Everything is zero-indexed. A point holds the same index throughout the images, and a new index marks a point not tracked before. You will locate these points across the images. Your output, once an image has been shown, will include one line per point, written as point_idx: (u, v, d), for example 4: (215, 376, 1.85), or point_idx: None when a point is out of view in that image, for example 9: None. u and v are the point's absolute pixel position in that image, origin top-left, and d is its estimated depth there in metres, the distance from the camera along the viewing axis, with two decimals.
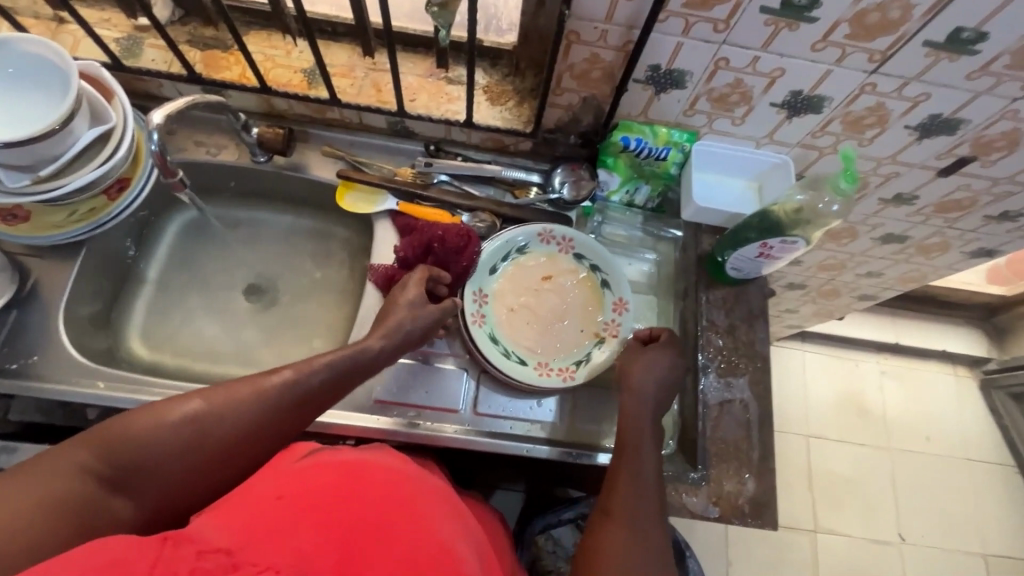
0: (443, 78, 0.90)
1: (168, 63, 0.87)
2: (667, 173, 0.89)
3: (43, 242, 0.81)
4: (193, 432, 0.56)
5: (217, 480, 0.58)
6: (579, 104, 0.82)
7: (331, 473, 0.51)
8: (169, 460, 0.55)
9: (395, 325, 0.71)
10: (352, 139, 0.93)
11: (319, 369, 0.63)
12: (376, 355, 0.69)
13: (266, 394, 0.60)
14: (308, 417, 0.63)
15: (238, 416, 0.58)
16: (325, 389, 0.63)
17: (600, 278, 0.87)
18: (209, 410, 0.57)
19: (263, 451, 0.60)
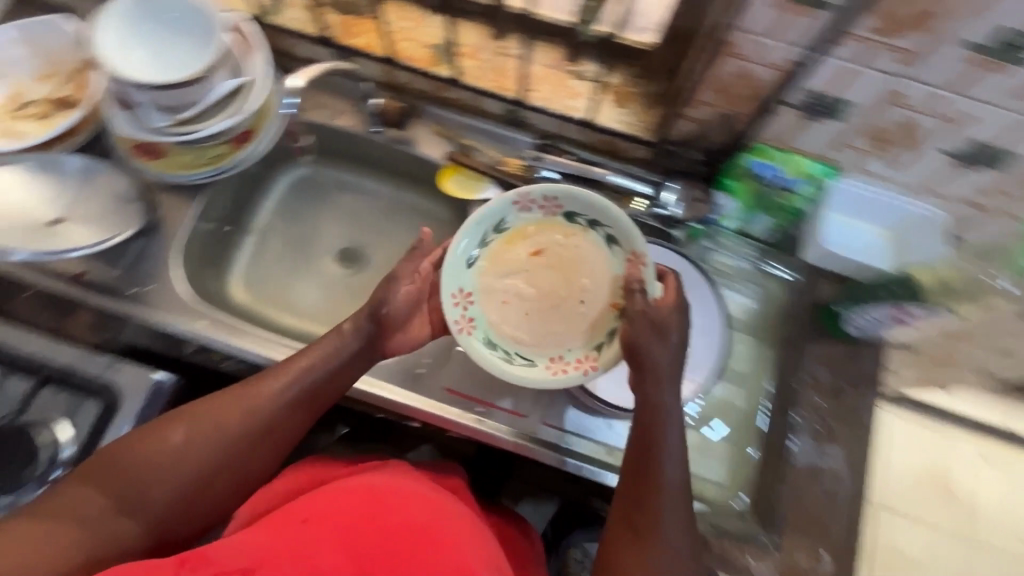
0: (569, 72, 0.86)
1: (307, 23, 0.89)
2: (795, 207, 0.80)
3: (173, 180, 0.86)
4: (171, 458, 0.63)
5: (225, 482, 0.65)
6: (714, 119, 0.75)
7: (345, 507, 0.59)
8: (166, 479, 0.62)
9: (356, 332, 0.71)
10: (464, 121, 0.91)
11: (272, 379, 0.68)
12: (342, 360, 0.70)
13: (258, 409, 0.66)
14: (295, 419, 0.68)
15: (196, 431, 0.64)
16: (281, 405, 0.67)
17: (603, 235, 0.70)
18: (183, 430, 0.64)
19: (259, 453, 0.67)
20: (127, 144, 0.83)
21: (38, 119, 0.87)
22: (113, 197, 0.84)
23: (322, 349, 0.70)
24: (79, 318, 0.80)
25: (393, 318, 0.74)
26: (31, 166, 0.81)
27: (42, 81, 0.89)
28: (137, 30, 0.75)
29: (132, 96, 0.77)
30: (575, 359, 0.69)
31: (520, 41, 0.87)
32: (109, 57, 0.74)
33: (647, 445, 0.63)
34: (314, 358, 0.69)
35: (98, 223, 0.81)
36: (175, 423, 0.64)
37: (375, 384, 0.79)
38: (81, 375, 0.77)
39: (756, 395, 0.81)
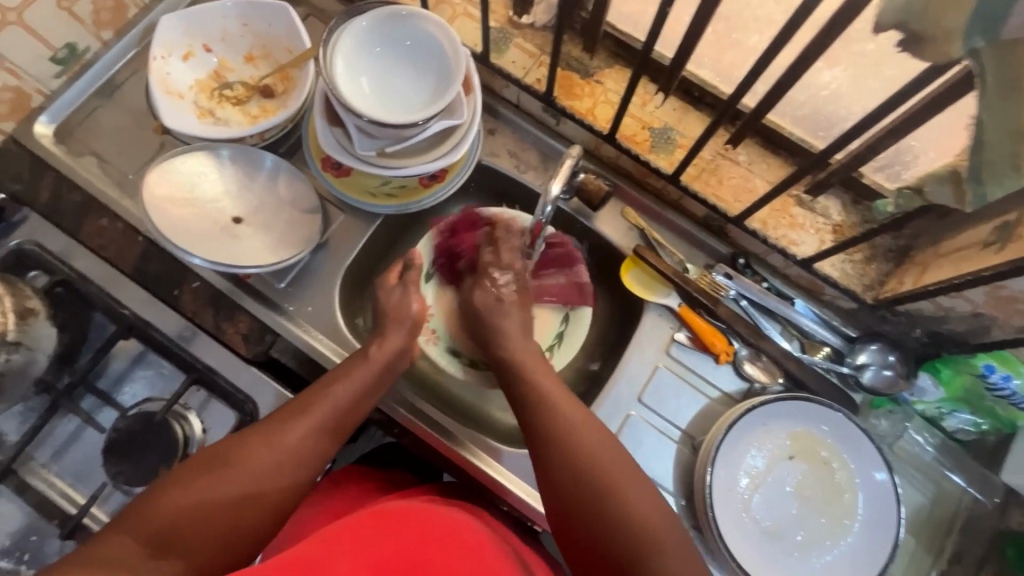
0: (796, 198, 0.78)
1: (527, 70, 0.83)
2: (1011, 420, 0.72)
3: (355, 205, 0.83)
4: (205, 493, 0.55)
5: (265, 509, 0.58)
6: (965, 313, 0.66)
7: (371, 525, 0.60)
8: (213, 511, 0.55)
9: (375, 359, 0.71)
10: (659, 212, 0.84)
11: (306, 413, 0.64)
12: (363, 384, 0.69)
13: (287, 441, 0.62)
14: (321, 444, 0.64)
15: (231, 464, 0.58)
16: (304, 434, 0.63)
17: None
18: (210, 474, 0.57)
19: (294, 479, 0.61)
20: (319, 157, 0.82)
21: (235, 104, 0.84)
22: (293, 207, 0.81)
23: (348, 377, 0.69)
24: (237, 324, 0.80)
25: (391, 362, 0.72)
26: (224, 154, 0.79)
27: (248, 63, 0.86)
28: (368, 54, 0.72)
29: (343, 119, 0.72)
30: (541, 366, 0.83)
31: (751, 150, 0.79)
32: (335, 80, 0.69)
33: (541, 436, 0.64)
34: (349, 385, 0.68)
35: (274, 234, 0.79)
36: (197, 468, 0.58)
37: (518, 483, 0.78)
38: (230, 384, 0.76)
39: None
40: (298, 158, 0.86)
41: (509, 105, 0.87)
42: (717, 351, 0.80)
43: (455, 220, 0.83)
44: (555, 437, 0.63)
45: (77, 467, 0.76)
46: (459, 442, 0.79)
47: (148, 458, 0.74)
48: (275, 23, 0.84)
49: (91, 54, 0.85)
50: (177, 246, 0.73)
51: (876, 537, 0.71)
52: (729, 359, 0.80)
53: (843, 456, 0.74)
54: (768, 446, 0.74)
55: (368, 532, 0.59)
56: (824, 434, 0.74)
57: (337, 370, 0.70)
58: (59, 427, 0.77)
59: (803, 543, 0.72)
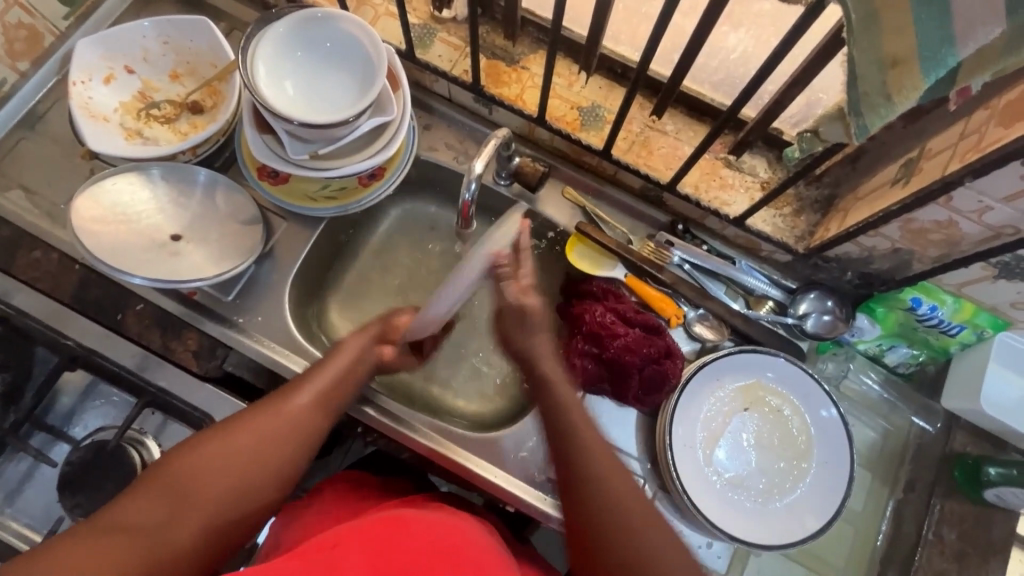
0: (724, 160, 0.80)
1: (454, 63, 0.84)
2: (944, 348, 0.77)
3: (295, 211, 0.83)
4: (211, 469, 0.58)
5: (269, 479, 0.60)
6: (886, 251, 0.70)
7: (374, 531, 0.60)
8: (218, 482, 0.58)
9: (362, 336, 0.72)
10: (599, 189, 0.87)
11: (299, 390, 0.66)
12: (350, 362, 0.70)
13: (286, 415, 0.63)
14: (316, 419, 0.65)
15: (234, 432, 0.60)
16: (303, 407, 0.65)
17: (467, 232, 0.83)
18: (216, 450, 0.59)
19: (299, 450, 0.63)
20: (254, 167, 0.82)
21: (164, 123, 0.84)
22: (233, 219, 0.80)
23: (339, 355, 0.70)
24: (188, 343, 0.78)
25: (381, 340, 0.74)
26: (155, 173, 0.78)
27: (173, 81, 0.85)
28: (289, 59, 0.72)
29: (271, 125, 0.72)
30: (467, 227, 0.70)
31: (676, 118, 0.81)
32: (257, 85, 0.69)
33: (571, 480, 0.62)
34: (340, 358, 0.70)
35: (215, 248, 0.78)
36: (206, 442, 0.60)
37: (486, 467, 0.78)
38: (185, 403, 0.75)
39: (872, 533, 0.77)
40: (234, 171, 0.86)
41: (441, 99, 0.89)
42: (667, 316, 0.82)
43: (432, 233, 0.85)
44: (591, 483, 0.61)
45: (33, 508, 0.75)
46: (421, 432, 0.78)
47: (106, 489, 0.72)
48: (197, 38, 0.83)
49: (8, 86, 0.83)
50: (114, 268, 0.71)
51: (833, 472, 0.74)
52: (679, 322, 0.82)
53: (792, 402, 0.76)
54: (722, 401, 0.77)
55: (365, 540, 0.59)
56: (771, 381, 0.77)
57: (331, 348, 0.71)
58: (10, 469, 0.75)
59: (768, 489, 0.74)
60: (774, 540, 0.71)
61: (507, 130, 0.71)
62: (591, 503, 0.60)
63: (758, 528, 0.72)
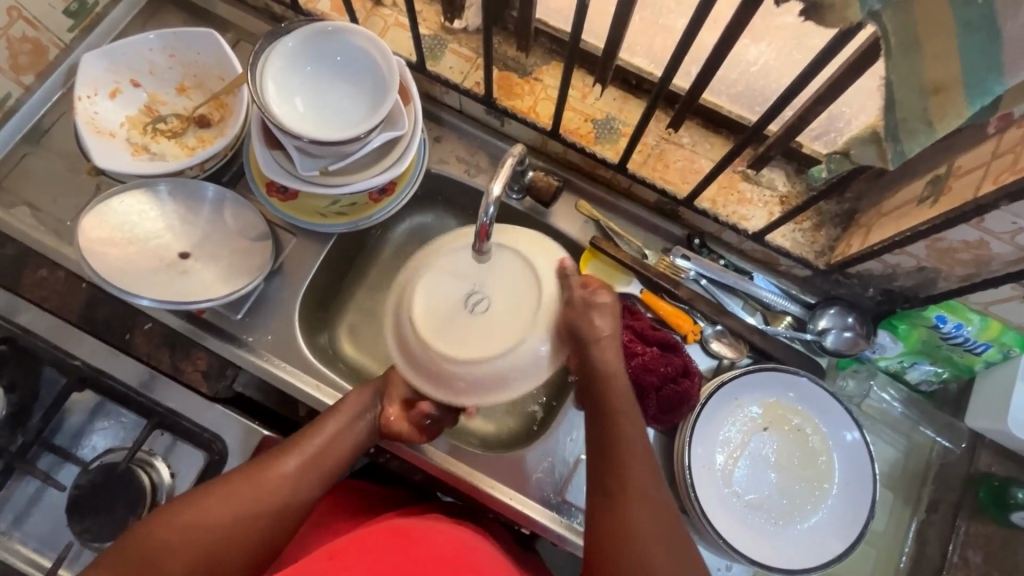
0: (742, 174, 0.79)
1: (465, 75, 0.82)
2: (969, 366, 0.75)
3: (305, 226, 0.81)
4: (185, 535, 0.58)
5: (242, 552, 0.59)
6: (912, 269, 0.68)
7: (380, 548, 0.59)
8: (192, 549, 0.57)
9: (354, 402, 0.69)
10: (613, 202, 0.85)
11: (285, 455, 0.64)
12: (343, 425, 0.67)
13: (266, 484, 0.62)
14: (301, 489, 0.63)
15: (209, 503, 0.60)
16: (286, 474, 0.63)
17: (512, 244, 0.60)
18: (193, 517, 0.59)
19: (277, 522, 0.62)
20: (263, 182, 0.80)
21: (171, 138, 0.82)
22: (242, 237, 0.78)
23: (332, 418, 0.67)
24: (197, 362, 0.77)
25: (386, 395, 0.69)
26: (163, 189, 0.77)
27: (180, 94, 0.84)
28: (299, 74, 0.70)
29: (280, 141, 0.71)
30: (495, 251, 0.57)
31: (693, 131, 0.80)
32: (266, 101, 0.68)
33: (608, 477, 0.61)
34: (326, 427, 0.67)
35: (224, 266, 0.77)
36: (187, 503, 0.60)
37: (501, 488, 0.77)
38: (195, 424, 0.74)
39: (895, 554, 0.76)
40: (243, 186, 0.85)
41: (452, 111, 0.87)
42: (684, 333, 0.81)
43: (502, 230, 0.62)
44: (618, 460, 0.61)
45: (40, 531, 0.73)
46: (437, 455, 0.77)
47: (116, 512, 0.71)
48: (203, 50, 0.82)
49: (12, 100, 0.81)
50: (122, 288, 0.70)
51: (854, 494, 0.72)
52: (696, 338, 0.80)
53: (813, 421, 0.75)
54: (741, 420, 0.75)
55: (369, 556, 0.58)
56: (791, 401, 0.76)
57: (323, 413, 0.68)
58: (17, 491, 0.74)
59: (789, 511, 0.72)
60: (795, 564, 0.69)
61: (523, 146, 0.69)
62: (606, 491, 0.60)
63: (778, 551, 0.70)
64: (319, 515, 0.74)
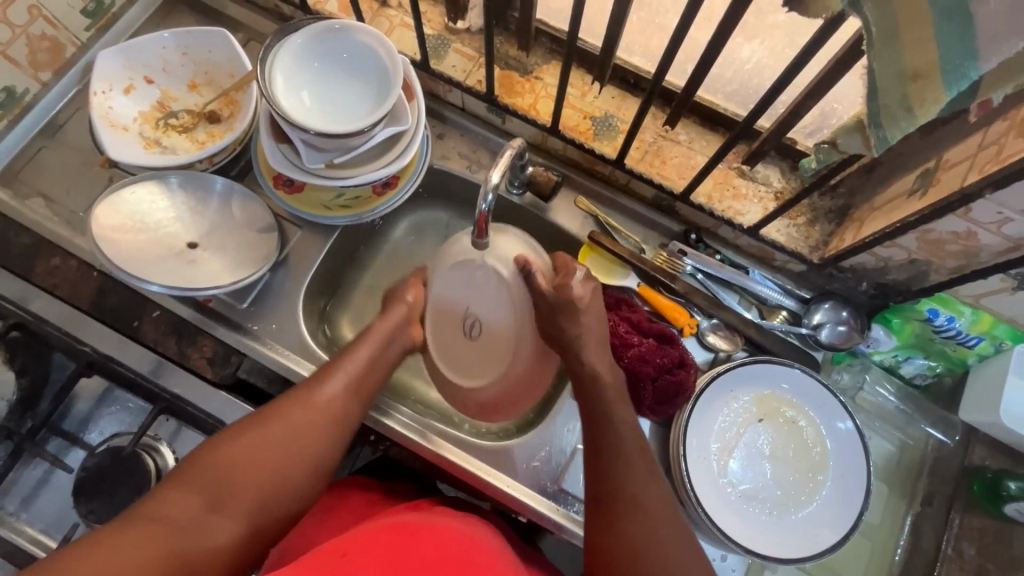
0: (737, 170, 0.80)
1: (468, 73, 0.85)
2: (962, 360, 0.76)
3: (310, 219, 0.83)
4: (247, 459, 0.60)
5: (304, 470, 0.63)
6: (903, 262, 0.69)
7: (383, 541, 0.60)
8: (258, 470, 0.60)
9: (382, 329, 0.74)
10: (611, 197, 0.87)
11: (330, 377, 0.68)
12: (377, 348, 0.73)
13: (317, 405, 0.66)
14: (349, 407, 0.68)
15: (272, 427, 0.62)
16: (335, 393, 0.67)
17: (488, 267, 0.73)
18: (253, 442, 0.61)
19: (331, 440, 0.65)
20: (270, 176, 0.83)
21: (182, 132, 0.85)
22: (249, 228, 0.81)
23: (365, 342, 0.73)
24: (202, 349, 0.78)
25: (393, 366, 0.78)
26: (173, 181, 0.79)
27: (191, 90, 0.87)
28: (307, 69, 0.73)
29: (288, 134, 0.73)
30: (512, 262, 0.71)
31: (689, 129, 0.82)
32: (275, 95, 0.70)
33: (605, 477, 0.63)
34: (364, 350, 0.72)
35: (231, 255, 0.79)
36: (242, 431, 0.62)
37: (499, 477, 0.78)
38: (199, 410, 0.75)
39: (890, 548, 0.76)
40: (251, 180, 0.87)
41: (455, 108, 0.90)
42: (681, 326, 0.82)
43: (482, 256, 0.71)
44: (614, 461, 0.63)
45: (47, 513, 0.75)
46: (435, 442, 0.79)
47: (121, 495, 0.73)
48: (215, 49, 0.85)
49: (29, 96, 0.84)
50: (133, 275, 0.72)
51: (848, 486, 0.73)
52: (693, 331, 0.81)
53: (807, 413, 0.76)
54: (736, 412, 0.76)
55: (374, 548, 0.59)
56: (785, 393, 0.77)
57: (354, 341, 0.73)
58: (25, 474, 0.75)
59: (784, 502, 0.73)
60: (789, 553, 0.70)
61: (522, 140, 0.71)
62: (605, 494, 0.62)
63: (772, 541, 0.71)
64: (326, 503, 0.76)
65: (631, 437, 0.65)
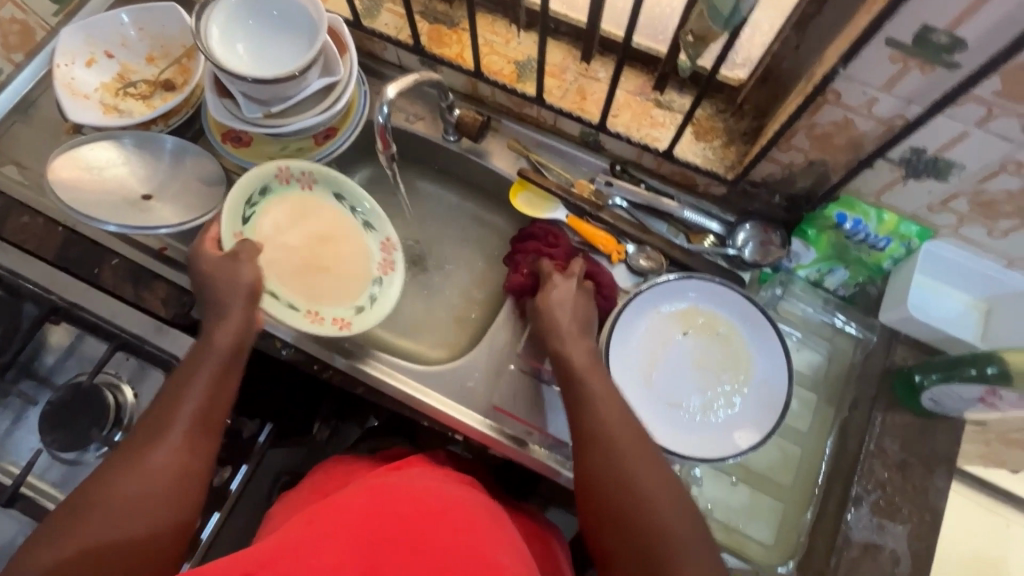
0: (653, 100, 0.84)
1: (399, 29, 0.90)
2: (878, 265, 0.78)
3: (256, 169, 0.89)
4: (91, 540, 0.52)
5: (165, 524, 0.56)
6: (803, 165, 0.72)
7: (358, 502, 0.52)
8: (110, 545, 0.52)
9: (226, 342, 0.66)
10: (540, 139, 0.92)
11: (168, 423, 0.60)
12: (216, 372, 0.65)
13: (158, 457, 0.58)
14: (200, 447, 0.61)
15: (105, 500, 0.54)
16: (177, 437, 0.59)
17: (359, 219, 0.85)
18: (95, 518, 0.53)
19: (189, 487, 0.58)
20: (219, 133, 0.89)
21: (140, 99, 0.92)
22: (199, 180, 0.87)
23: (194, 369, 0.64)
24: (156, 292, 0.84)
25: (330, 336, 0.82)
26: (128, 142, 0.86)
27: (149, 63, 0.94)
28: (242, 25, 0.79)
29: (226, 85, 0.79)
30: (381, 254, 0.85)
31: (606, 65, 0.87)
32: (211, 47, 0.76)
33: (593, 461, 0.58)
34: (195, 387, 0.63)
35: (182, 203, 0.85)
36: (79, 511, 0.53)
37: (435, 399, 0.81)
38: (154, 347, 0.80)
39: (817, 458, 0.77)
40: (205, 142, 0.94)
41: (392, 66, 0.96)
42: (609, 253, 0.86)
43: (279, 173, 0.79)
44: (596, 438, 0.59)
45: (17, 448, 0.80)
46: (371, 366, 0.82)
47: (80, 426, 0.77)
48: (167, 22, 0.92)
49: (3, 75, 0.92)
50: (88, 218, 0.78)
51: (770, 389, 0.75)
52: (620, 258, 0.85)
53: (728, 325, 0.78)
54: (660, 327, 0.79)
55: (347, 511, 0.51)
56: (706, 308, 0.79)
57: (183, 372, 0.64)
58: None
59: (708, 405, 0.75)
60: (710, 454, 0.72)
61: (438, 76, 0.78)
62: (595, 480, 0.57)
63: (695, 444, 0.73)
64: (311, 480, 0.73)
65: (633, 466, 0.57)
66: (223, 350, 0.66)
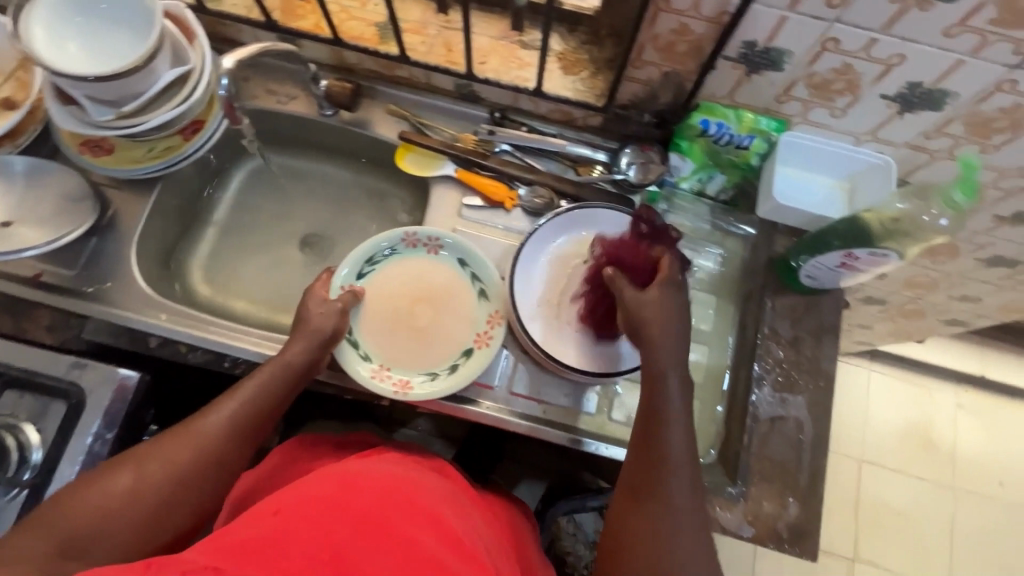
0: (517, 42, 0.85)
1: (249, 8, 0.88)
2: (747, 163, 0.81)
3: (126, 175, 0.85)
4: (118, 500, 0.57)
5: (189, 499, 0.61)
6: (660, 79, 0.76)
7: (324, 489, 0.52)
8: (135, 500, 0.58)
9: (288, 360, 0.70)
10: (418, 99, 0.91)
11: (214, 411, 0.65)
12: (278, 380, 0.69)
13: (198, 437, 0.62)
14: (234, 444, 0.64)
15: (143, 465, 0.59)
16: (222, 422, 0.64)
17: (477, 288, 0.82)
18: (132, 478, 0.58)
19: (218, 474, 0.63)
20: (75, 142, 0.82)
21: None
22: (63, 196, 0.82)
23: (257, 377, 0.68)
24: (38, 319, 0.81)
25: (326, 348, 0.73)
26: None
27: None
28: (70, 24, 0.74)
29: (66, 91, 0.74)
30: (486, 325, 0.79)
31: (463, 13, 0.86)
32: (37, 51, 0.71)
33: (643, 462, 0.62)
34: (252, 380, 0.68)
35: (48, 222, 0.80)
36: (125, 466, 0.59)
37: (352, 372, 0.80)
38: (48, 376, 0.75)
39: (722, 353, 0.82)
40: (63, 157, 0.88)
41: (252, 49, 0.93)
42: (503, 200, 0.87)
43: (404, 237, 0.82)
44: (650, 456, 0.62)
45: None
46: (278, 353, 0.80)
47: None
48: None
49: None
50: None
51: None
52: (514, 203, 0.86)
53: None
54: (558, 258, 0.81)
55: (315, 500, 0.50)
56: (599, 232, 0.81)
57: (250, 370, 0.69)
58: None
59: None
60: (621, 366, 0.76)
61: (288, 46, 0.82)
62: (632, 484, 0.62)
63: (606, 361, 0.77)
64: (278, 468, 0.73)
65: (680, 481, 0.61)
66: (284, 363, 0.69)
